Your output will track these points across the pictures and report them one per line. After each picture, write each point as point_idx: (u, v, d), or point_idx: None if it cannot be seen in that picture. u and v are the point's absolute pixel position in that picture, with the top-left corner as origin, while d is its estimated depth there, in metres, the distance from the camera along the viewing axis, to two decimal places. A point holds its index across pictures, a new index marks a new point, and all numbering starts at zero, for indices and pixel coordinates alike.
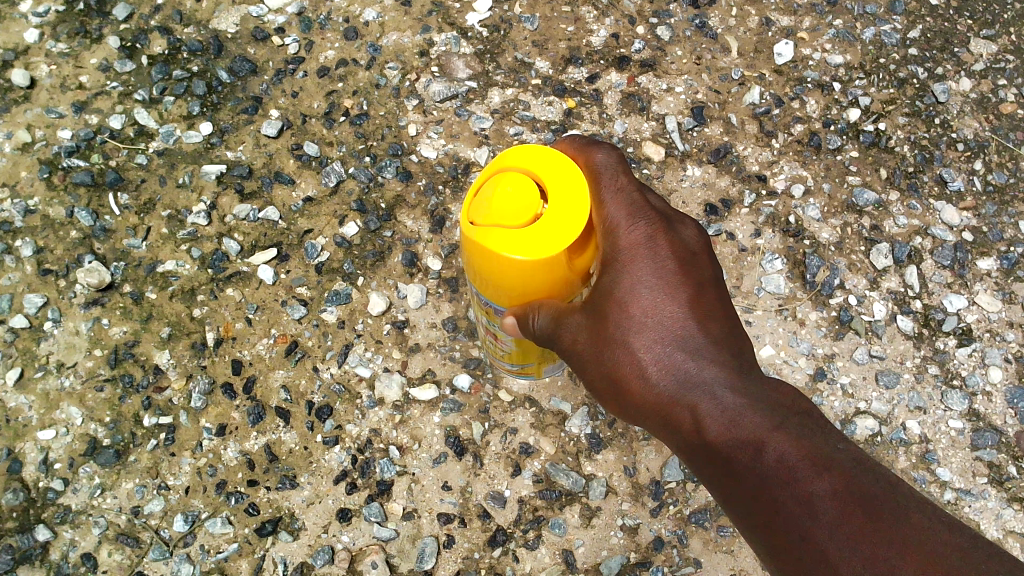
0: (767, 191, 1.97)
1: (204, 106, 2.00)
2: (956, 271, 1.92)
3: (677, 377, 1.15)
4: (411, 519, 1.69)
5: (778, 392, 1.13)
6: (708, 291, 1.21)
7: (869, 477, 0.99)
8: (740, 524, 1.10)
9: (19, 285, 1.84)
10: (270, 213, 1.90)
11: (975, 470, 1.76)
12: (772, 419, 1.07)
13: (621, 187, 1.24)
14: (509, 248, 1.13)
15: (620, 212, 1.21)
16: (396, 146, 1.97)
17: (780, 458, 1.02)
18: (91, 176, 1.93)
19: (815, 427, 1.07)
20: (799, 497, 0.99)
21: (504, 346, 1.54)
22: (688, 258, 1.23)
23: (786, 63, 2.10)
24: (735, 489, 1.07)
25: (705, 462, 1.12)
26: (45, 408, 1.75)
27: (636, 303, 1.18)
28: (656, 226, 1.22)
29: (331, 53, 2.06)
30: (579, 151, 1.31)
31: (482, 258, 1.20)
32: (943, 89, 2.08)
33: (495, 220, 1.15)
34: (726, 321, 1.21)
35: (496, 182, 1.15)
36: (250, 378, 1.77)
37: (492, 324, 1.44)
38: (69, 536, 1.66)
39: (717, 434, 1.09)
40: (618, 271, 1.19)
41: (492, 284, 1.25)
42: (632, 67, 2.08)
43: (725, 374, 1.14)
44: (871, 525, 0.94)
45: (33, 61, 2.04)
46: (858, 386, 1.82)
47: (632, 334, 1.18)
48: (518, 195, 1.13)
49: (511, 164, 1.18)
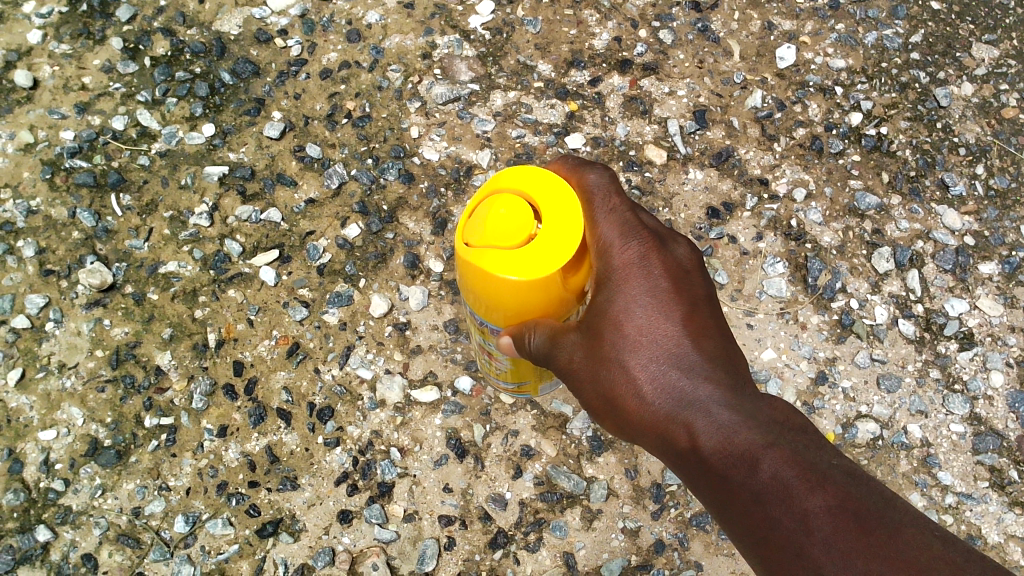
0: (768, 194, 1.97)
1: (206, 108, 2.00)
2: (957, 275, 1.92)
3: (673, 396, 1.15)
4: (412, 522, 1.68)
5: (772, 408, 1.13)
6: (702, 308, 1.21)
7: (862, 493, 0.98)
8: (738, 543, 1.09)
9: (21, 285, 1.84)
10: (272, 215, 1.90)
11: (975, 475, 1.76)
12: (766, 436, 1.07)
13: (613, 208, 1.25)
14: (503, 268, 1.13)
15: (613, 231, 1.23)
16: (398, 148, 1.97)
17: (775, 476, 1.02)
18: (94, 177, 1.93)
19: (809, 444, 1.06)
20: (794, 514, 0.98)
21: (499, 364, 1.54)
22: (682, 276, 1.23)
23: (788, 67, 2.10)
24: (730, 507, 1.07)
25: (702, 481, 1.11)
26: (46, 408, 1.75)
27: (630, 322, 1.18)
28: (649, 245, 1.23)
29: (334, 56, 2.06)
30: (571, 172, 1.32)
31: (477, 279, 1.19)
32: (945, 94, 2.08)
33: (489, 240, 1.14)
34: (720, 337, 1.20)
35: (490, 203, 1.15)
36: (251, 379, 1.77)
37: (488, 342, 1.44)
38: (69, 537, 1.66)
39: (712, 450, 1.09)
40: (612, 290, 1.20)
41: (488, 305, 1.25)
42: (635, 70, 2.08)
43: (720, 392, 1.13)
44: (865, 541, 0.93)
45: (36, 62, 2.04)
46: (859, 389, 1.82)
47: (626, 352, 1.18)
48: (512, 217, 1.13)
49: (505, 185, 1.18)
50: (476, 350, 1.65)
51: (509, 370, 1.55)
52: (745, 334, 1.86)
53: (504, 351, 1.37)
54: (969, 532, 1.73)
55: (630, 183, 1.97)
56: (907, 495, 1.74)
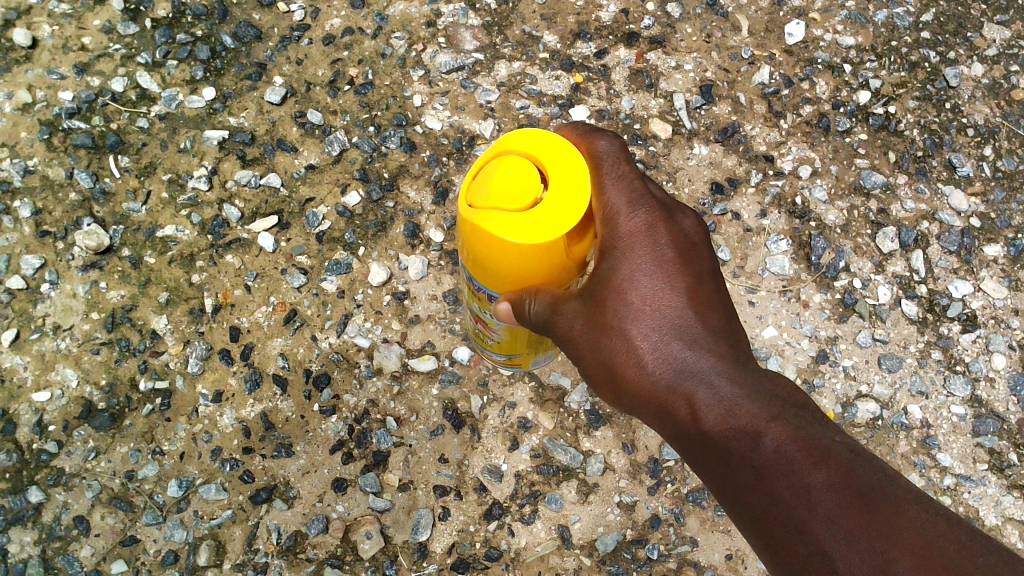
0: (773, 171, 1.95)
1: (207, 71, 1.97)
2: (962, 257, 1.90)
3: (674, 366, 1.13)
4: (407, 491, 1.68)
5: (774, 383, 1.11)
6: (708, 281, 1.19)
7: (867, 470, 0.98)
8: (734, 517, 1.08)
9: (17, 246, 1.82)
10: (272, 179, 1.88)
11: (975, 457, 1.76)
12: (770, 410, 1.05)
13: (622, 175, 1.23)
14: (507, 231, 1.11)
15: (620, 199, 1.21)
16: (400, 117, 1.95)
17: (778, 449, 1.01)
18: (92, 139, 1.91)
19: (811, 419, 1.05)
20: (796, 488, 0.97)
21: (493, 334, 1.52)
22: (688, 247, 1.21)
23: (796, 44, 2.08)
24: (729, 481, 1.05)
25: (701, 454, 1.10)
26: (40, 369, 1.73)
27: (634, 290, 1.15)
28: (656, 214, 1.21)
29: (337, 21, 2.03)
30: (581, 138, 1.30)
31: (478, 241, 1.17)
32: (955, 74, 2.06)
33: (495, 202, 1.11)
34: (723, 312, 1.18)
35: (498, 163, 1.12)
36: (248, 345, 1.75)
37: (483, 310, 1.41)
38: (62, 499, 1.64)
39: (714, 424, 1.07)
40: (618, 257, 1.17)
41: (488, 270, 1.23)
42: (641, 43, 2.05)
43: (722, 365, 1.11)
44: (869, 517, 0.92)
45: (35, 21, 2.01)
46: (860, 368, 1.81)
47: (629, 321, 1.15)
48: (519, 178, 1.10)
49: (512, 147, 1.15)
50: (469, 320, 1.63)
51: (503, 341, 1.54)
52: (746, 311, 1.84)
53: (502, 319, 1.34)
54: (966, 514, 1.72)
55: (634, 157, 1.94)
56: (905, 476, 1.73)
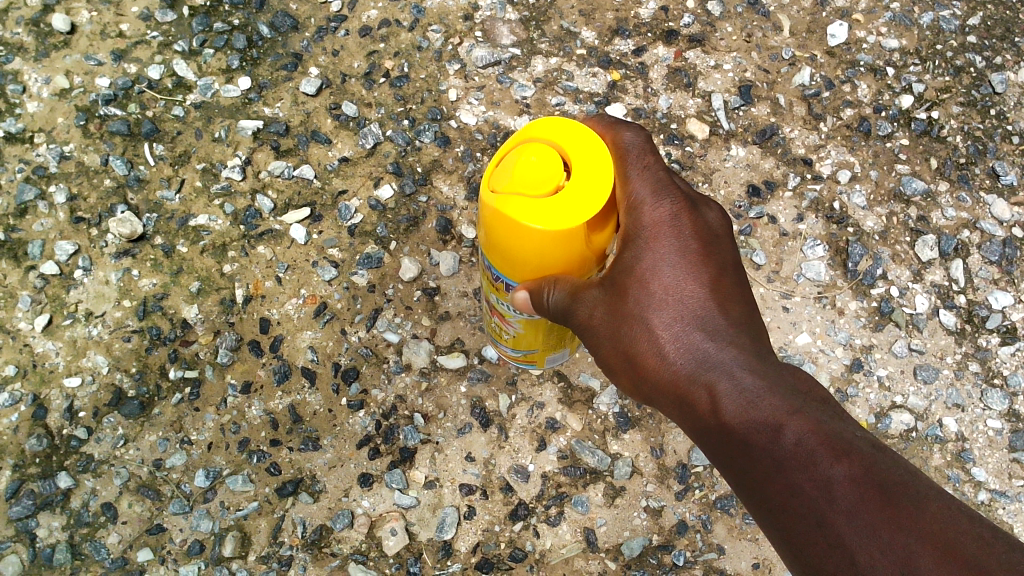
0: (812, 175, 1.92)
1: (243, 61, 1.97)
2: (1003, 267, 1.87)
3: (696, 357, 1.12)
4: (433, 488, 1.67)
5: (795, 378, 1.09)
6: (730, 275, 1.18)
7: (889, 465, 0.94)
8: (754, 511, 1.05)
9: (51, 231, 1.83)
10: (305, 171, 1.87)
11: (1011, 472, 1.72)
12: (792, 403, 1.03)
13: (648, 166, 1.20)
14: (528, 217, 1.05)
15: (645, 189, 1.18)
16: (435, 111, 1.93)
17: (799, 442, 0.98)
18: (128, 126, 1.91)
19: (831, 414, 1.03)
20: (817, 482, 0.95)
21: (510, 329, 1.50)
22: (711, 240, 1.19)
23: (839, 45, 2.04)
24: (749, 474, 1.03)
25: (720, 445, 1.07)
26: (71, 355, 1.74)
27: (657, 280, 1.14)
28: (681, 205, 1.19)
29: (374, 13, 2.02)
30: (606, 129, 1.26)
31: (499, 228, 1.11)
32: (1001, 79, 2.02)
33: (516, 187, 1.05)
34: (745, 305, 1.17)
35: (520, 151, 1.06)
36: (277, 337, 1.75)
37: (501, 302, 1.38)
38: (90, 485, 1.65)
39: (733, 416, 1.05)
40: (641, 248, 1.16)
41: (507, 259, 1.17)
42: (680, 42, 2.02)
43: (743, 357, 1.10)
44: (890, 511, 0.89)
45: (74, 7, 2.01)
46: (895, 379, 1.78)
47: (651, 310, 1.14)
48: (543, 166, 1.04)
49: (535, 136, 1.09)
50: (484, 314, 1.62)
51: (520, 336, 1.51)
52: (780, 317, 1.81)
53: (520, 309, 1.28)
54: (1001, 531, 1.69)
55: (670, 157, 1.92)
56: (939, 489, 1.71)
